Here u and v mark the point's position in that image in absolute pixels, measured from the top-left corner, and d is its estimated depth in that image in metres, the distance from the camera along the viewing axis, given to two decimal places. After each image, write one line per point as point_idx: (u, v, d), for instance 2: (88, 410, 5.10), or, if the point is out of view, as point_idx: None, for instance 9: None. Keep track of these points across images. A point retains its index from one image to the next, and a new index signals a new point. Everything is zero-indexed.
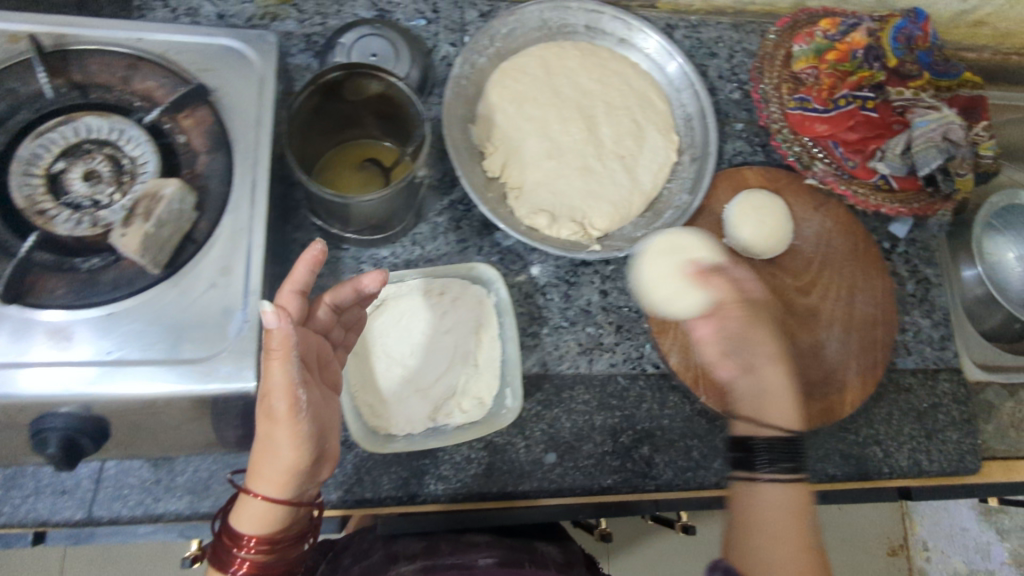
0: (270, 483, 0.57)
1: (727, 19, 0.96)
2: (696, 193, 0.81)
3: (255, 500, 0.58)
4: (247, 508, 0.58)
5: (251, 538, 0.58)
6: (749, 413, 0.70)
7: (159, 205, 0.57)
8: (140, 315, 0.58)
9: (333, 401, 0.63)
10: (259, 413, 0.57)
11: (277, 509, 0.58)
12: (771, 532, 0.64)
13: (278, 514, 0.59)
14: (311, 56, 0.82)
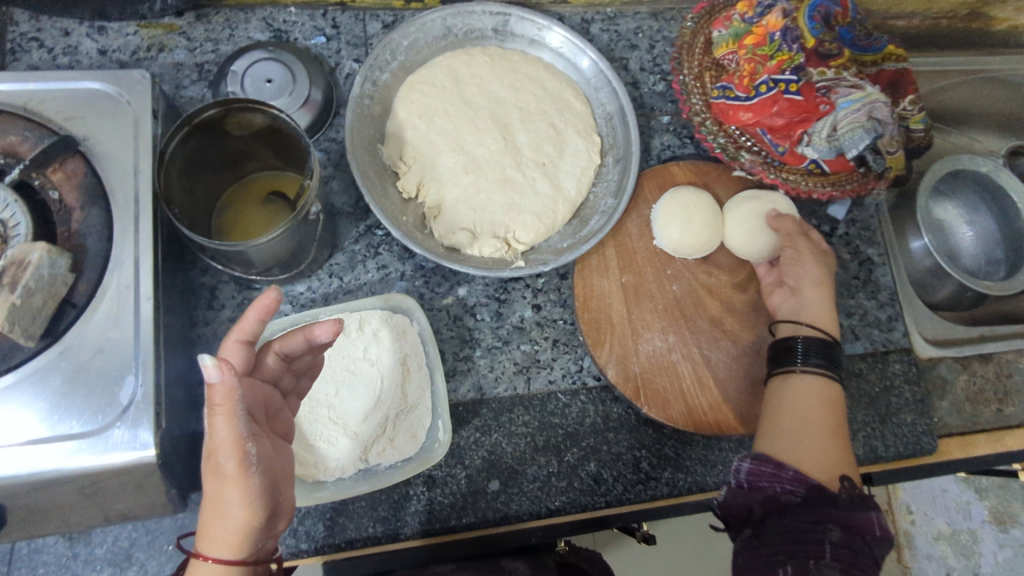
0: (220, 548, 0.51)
1: (645, 8, 0.92)
2: (620, 196, 0.77)
3: (208, 564, 0.52)
4: (200, 572, 0.52)
5: None
6: (660, 407, 0.73)
7: (26, 272, 0.53)
8: (25, 390, 0.55)
9: (287, 451, 0.58)
10: (208, 465, 0.52)
11: (234, 572, 0.53)
12: (813, 423, 0.66)
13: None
14: (205, 87, 0.78)
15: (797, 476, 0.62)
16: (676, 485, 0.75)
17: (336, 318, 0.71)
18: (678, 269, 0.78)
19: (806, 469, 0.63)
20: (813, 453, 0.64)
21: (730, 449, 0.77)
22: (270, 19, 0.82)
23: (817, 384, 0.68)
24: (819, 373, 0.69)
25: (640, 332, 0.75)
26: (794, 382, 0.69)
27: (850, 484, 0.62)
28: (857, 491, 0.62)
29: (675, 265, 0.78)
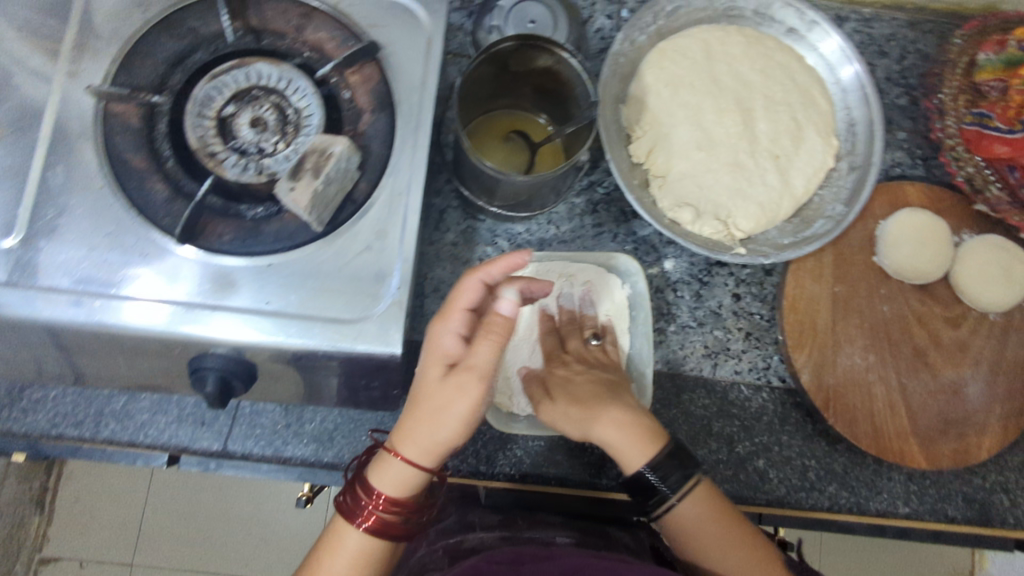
0: (417, 454, 0.54)
1: (905, 15, 0.88)
2: (853, 205, 0.76)
3: (398, 463, 0.55)
4: (390, 468, 0.55)
5: (386, 498, 0.55)
6: (846, 423, 0.73)
7: (328, 162, 0.57)
8: (303, 267, 0.59)
9: None
10: (426, 377, 0.55)
11: (418, 477, 0.55)
12: (713, 540, 0.61)
13: (417, 482, 0.55)
14: (465, 16, 0.80)
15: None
16: (836, 502, 0.76)
17: (555, 266, 0.73)
18: (892, 290, 0.77)
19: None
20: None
21: (897, 480, 0.77)
22: None
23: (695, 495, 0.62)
24: (684, 488, 0.62)
25: (840, 345, 0.75)
26: (680, 515, 0.62)
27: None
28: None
29: (890, 287, 0.77)
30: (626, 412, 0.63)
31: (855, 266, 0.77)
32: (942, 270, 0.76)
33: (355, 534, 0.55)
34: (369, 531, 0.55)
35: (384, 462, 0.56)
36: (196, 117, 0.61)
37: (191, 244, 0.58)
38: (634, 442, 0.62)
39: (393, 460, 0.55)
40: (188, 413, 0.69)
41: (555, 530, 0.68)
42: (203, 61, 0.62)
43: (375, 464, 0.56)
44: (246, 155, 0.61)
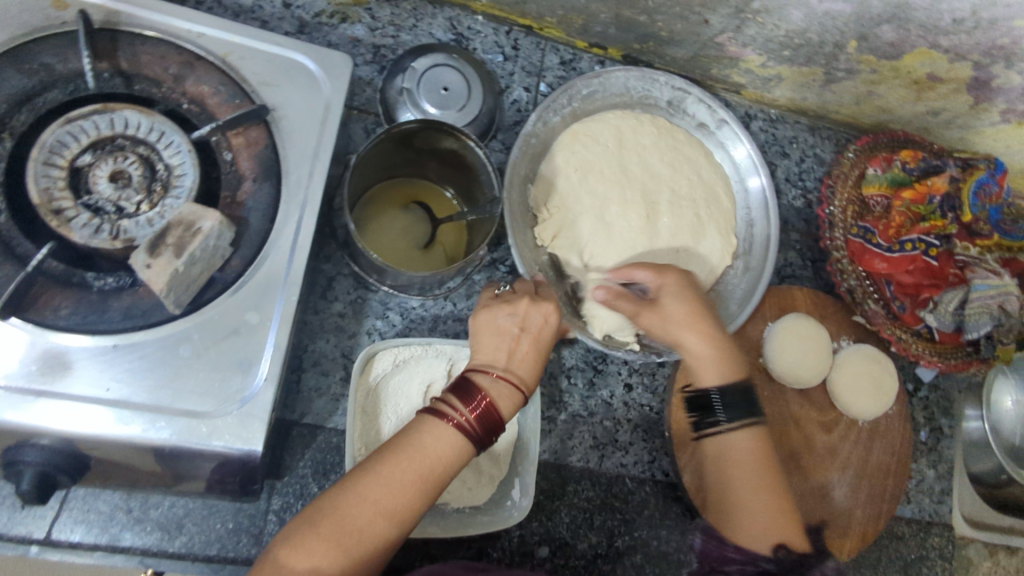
0: (508, 405, 0.56)
1: (806, 120, 0.92)
2: (744, 308, 0.78)
3: (493, 378, 0.56)
4: (490, 380, 0.56)
5: (479, 405, 0.53)
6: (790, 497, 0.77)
7: (194, 240, 0.51)
8: (155, 351, 0.52)
9: None
10: (503, 339, 0.59)
11: (508, 401, 0.56)
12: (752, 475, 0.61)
13: (506, 405, 0.56)
14: (375, 70, 0.76)
15: (739, 547, 0.60)
16: None
17: (446, 349, 0.68)
18: (773, 393, 0.79)
19: (746, 540, 0.60)
20: (750, 513, 0.60)
21: None
22: (455, 21, 0.79)
23: (742, 429, 0.62)
24: (742, 422, 0.62)
25: None
26: (731, 444, 0.63)
27: (787, 551, 0.58)
28: (795, 559, 0.58)
29: (772, 389, 0.79)
30: (716, 333, 0.65)
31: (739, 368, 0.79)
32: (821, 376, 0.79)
33: (443, 428, 0.52)
34: (449, 436, 0.52)
35: (481, 386, 0.55)
36: (43, 164, 0.53)
37: (18, 318, 0.50)
38: (717, 363, 0.64)
39: (497, 387, 0.56)
40: (7, 494, 0.60)
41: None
42: (57, 101, 0.54)
43: (463, 378, 0.56)
44: (101, 214, 0.54)
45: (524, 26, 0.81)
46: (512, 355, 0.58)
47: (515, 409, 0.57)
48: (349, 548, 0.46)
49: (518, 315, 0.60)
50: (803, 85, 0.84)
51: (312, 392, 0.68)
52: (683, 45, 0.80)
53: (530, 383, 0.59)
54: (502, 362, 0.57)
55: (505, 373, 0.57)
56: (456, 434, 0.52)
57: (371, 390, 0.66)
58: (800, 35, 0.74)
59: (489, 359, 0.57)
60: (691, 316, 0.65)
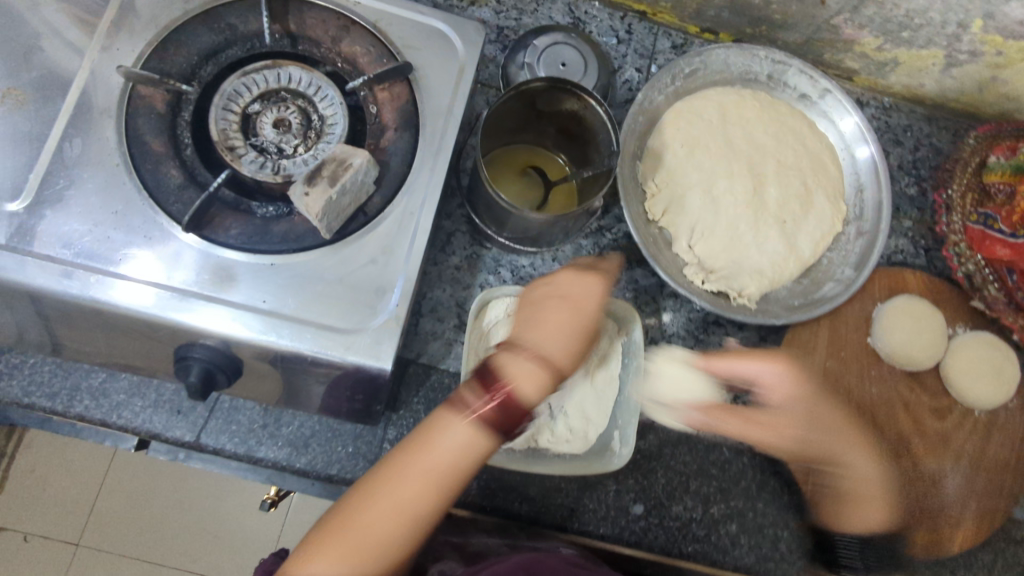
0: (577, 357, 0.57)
1: (921, 109, 0.91)
2: (861, 270, 0.78)
3: (523, 359, 0.52)
4: (517, 359, 0.52)
5: (502, 388, 0.51)
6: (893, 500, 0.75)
7: (346, 173, 0.57)
8: (304, 272, 0.59)
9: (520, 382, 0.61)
10: (546, 323, 0.55)
11: (548, 374, 0.53)
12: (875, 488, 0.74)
13: (544, 381, 0.53)
14: (499, 49, 0.82)
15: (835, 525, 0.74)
16: None
17: None
18: (883, 373, 0.78)
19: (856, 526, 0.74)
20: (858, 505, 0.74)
21: None
22: (573, 7, 0.84)
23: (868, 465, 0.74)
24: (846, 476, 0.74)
25: None
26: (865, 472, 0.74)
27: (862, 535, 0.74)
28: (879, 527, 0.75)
29: (881, 370, 0.78)
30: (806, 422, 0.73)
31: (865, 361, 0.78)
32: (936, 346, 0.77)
33: (526, 367, 0.52)
34: (466, 429, 0.50)
35: (502, 367, 0.51)
36: (222, 109, 0.61)
37: (197, 234, 0.57)
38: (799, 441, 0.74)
39: (574, 329, 0.56)
40: (166, 399, 0.68)
41: (559, 542, 0.69)
42: (235, 57, 0.62)
43: (539, 325, 0.55)
44: (266, 154, 0.62)
45: (638, 13, 0.86)
46: (545, 327, 0.55)
47: (545, 389, 0.53)
48: (368, 558, 0.47)
49: (566, 293, 0.57)
50: (920, 70, 0.84)
51: (428, 335, 0.74)
52: (797, 29, 0.82)
53: (563, 360, 0.54)
54: (531, 341, 0.54)
55: (533, 353, 0.53)
56: (543, 374, 0.52)
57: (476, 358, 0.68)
58: (920, 15, 0.75)
59: (527, 337, 0.54)
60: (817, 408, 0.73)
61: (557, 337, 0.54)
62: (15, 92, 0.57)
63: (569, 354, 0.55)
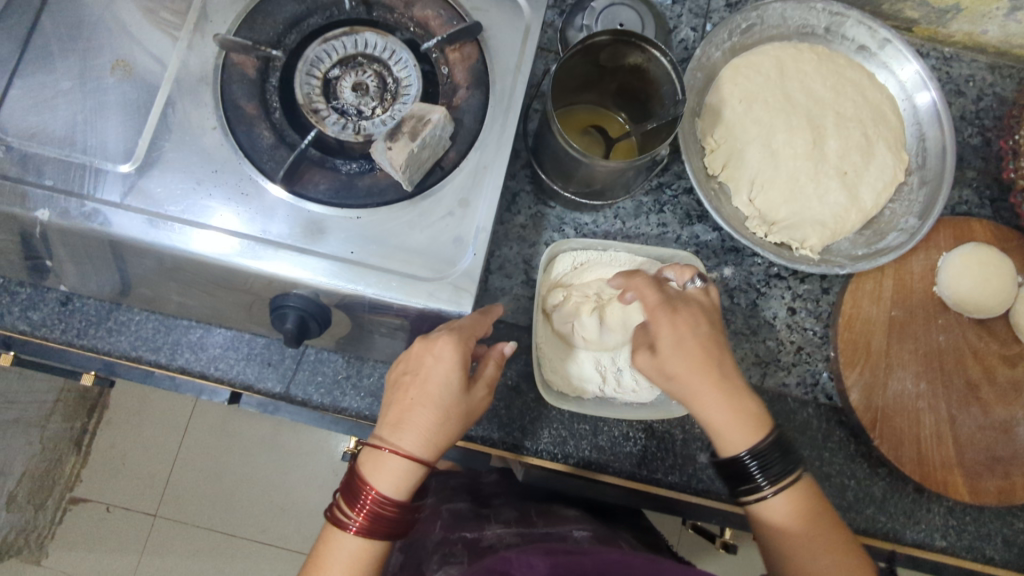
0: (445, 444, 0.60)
1: (985, 58, 0.90)
2: (927, 218, 0.78)
3: (378, 481, 0.57)
4: (386, 463, 0.57)
5: (367, 497, 0.56)
6: (950, 456, 0.74)
7: (426, 128, 0.60)
8: (386, 224, 0.62)
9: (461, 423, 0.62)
10: (412, 385, 0.59)
11: (409, 470, 0.57)
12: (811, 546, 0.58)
13: (412, 474, 0.57)
14: (557, 14, 0.84)
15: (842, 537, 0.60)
16: (873, 525, 0.76)
17: (621, 256, 0.74)
18: (950, 321, 0.78)
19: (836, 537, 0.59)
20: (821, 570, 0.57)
21: (938, 513, 0.77)
22: None
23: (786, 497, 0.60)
24: (785, 482, 0.59)
25: (893, 368, 0.76)
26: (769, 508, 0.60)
27: None
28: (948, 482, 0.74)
29: (948, 317, 0.78)
30: (731, 391, 0.60)
31: (931, 311, 0.78)
32: (1005, 287, 0.75)
33: (396, 466, 0.57)
34: (356, 541, 0.56)
35: (368, 467, 0.57)
36: (305, 75, 0.66)
37: (290, 190, 0.61)
38: (744, 426, 0.60)
39: (447, 428, 0.59)
40: (258, 353, 0.73)
41: (574, 526, 0.73)
42: (315, 26, 0.67)
43: (398, 419, 0.59)
44: (346, 115, 0.66)
45: None
46: (399, 422, 0.59)
47: (411, 482, 0.57)
48: None
49: (417, 370, 0.59)
50: (984, 15, 0.82)
51: (497, 291, 0.77)
52: None
53: (429, 451, 0.58)
54: (388, 436, 0.58)
55: (394, 451, 0.57)
56: (400, 467, 0.57)
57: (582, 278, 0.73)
58: None
59: (384, 436, 0.58)
60: (711, 365, 0.59)
61: (419, 409, 0.58)
62: (123, 64, 0.62)
63: (443, 416, 0.59)
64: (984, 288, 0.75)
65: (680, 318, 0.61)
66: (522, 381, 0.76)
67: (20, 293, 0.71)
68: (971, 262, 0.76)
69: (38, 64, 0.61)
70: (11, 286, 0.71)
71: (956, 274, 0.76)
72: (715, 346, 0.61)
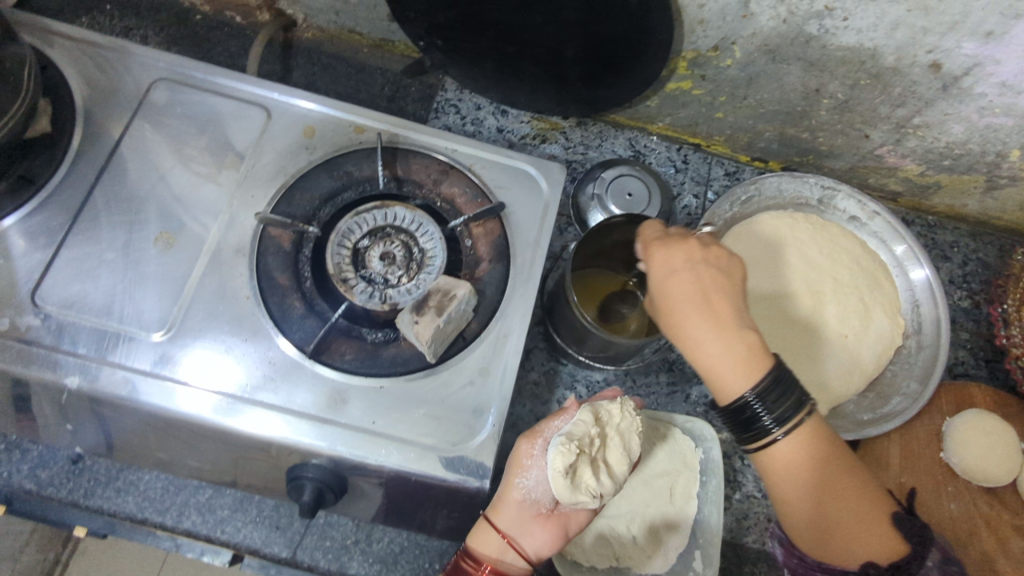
0: (536, 518, 0.61)
1: (966, 226, 0.96)
2: (927, 384, 0.80)
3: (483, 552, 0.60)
4: (490, 538, 0.60)
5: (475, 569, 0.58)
6: None
7: (452, 303, 0.63)
8: (408, 393, 0.63)
9: (572, 518, 0.63)
10: (512, 471, 0.63)
11: (513, 548, 0.60)
12: (807, 482, 0.60)
13: (515, 551, 0.60)
14: (569, 182, 0.90)
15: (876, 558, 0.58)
16: None
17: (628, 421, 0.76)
18: (959, 489, 0.78)
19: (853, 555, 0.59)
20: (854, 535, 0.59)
21: None
22: (633, 141, 0.94)
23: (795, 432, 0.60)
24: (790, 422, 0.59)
25: None
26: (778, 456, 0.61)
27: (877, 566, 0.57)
28: None
29: (957, 484, 0.78)
30: (751, 362, 0.58)
31: (937, 478, 0.79)
32: (1013, 457, 0.76)
33: (498, 539, 0.60)
34: None
35: (478, 541, 0.61)
36: (336, 245, 0.68)
37: (315, 360, 0.63)
38: (744, 371, 0.58)
39: (550, 513, 0.62)
40: (266, 515, 0.72)
41: None
42: (349, 199, 0.71)
43: (501, 499, 0.63)
44: (373, 284, 0.68)
45: (693, 145, 0.95)
46: (502, 498, 0.62)
47: (519, 561, 0.60)
48: None
49: (514, 457, 0.64)
50: (963, 192, 0.90)
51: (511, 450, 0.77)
52: (842, 157, 0.90)
53: (534, 533, 0.61)
54: (494, 512, 0.62)
55: (500, 526, 0.61)
56: (503, 540, 0.60)
57: (611, 437, 0.61)
58: (961, 147, 0.81)
59: (492, 514, 0.62)
60: (697, 294, 0.59)
61: (517, 491, 0.62)
62: (166, 235, 0.66)
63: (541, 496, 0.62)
64: (994, 455, 0.76)
65: (671, 249, 0.62)
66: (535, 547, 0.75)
67: (30, 450, 0.71)
68: (976, 430, 0.77)
69: (86, 234, 0.65)
70: (23, 442, 0.71)
71: (964, 441, 0.77)
72: (691, 280, 0.60)
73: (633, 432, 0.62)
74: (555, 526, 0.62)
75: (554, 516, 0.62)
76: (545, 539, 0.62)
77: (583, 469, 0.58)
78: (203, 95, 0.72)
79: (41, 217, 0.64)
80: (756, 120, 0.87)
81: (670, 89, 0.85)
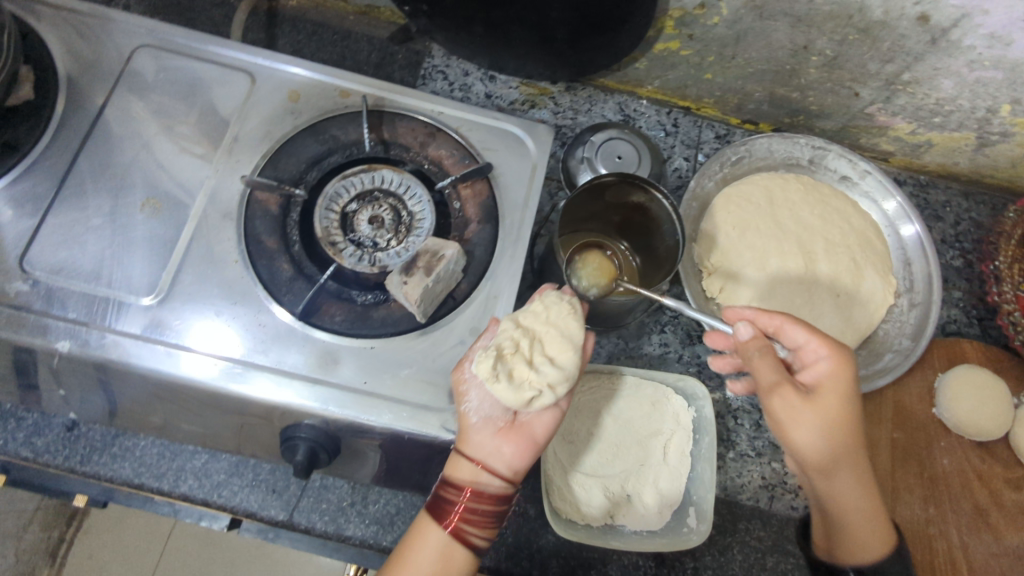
0: (497, 435, 0.60)
1: (958, 185, 0.96)
2: (919, 340, 0.81)
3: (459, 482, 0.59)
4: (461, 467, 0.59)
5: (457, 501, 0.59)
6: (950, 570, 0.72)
7: (440, 263, 0.63)
8: (396, 353, 0.63)
9: (535, 424, 0.62)
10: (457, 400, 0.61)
11: (486, 469, 0.59)
12: None
13: (489, 472, 0.59)
14: (559, 146, 0.90)
15: None
16: None
17: (628, 380, 0.76)
18: (952, 443, 0.78)
19: None
20: None
21: None
22: (623, 105, 0.94)
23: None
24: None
25: (899, 493, 0.76)
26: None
27: None
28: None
29: (949, 440, 0.78)
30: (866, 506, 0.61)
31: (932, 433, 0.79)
32: (1005, 411, 0.76)
33: (468, 468, 0.59)
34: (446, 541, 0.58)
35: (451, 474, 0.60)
36: (324, 209, 0.68)
37: (306, 322, 0.63)
38: (862, 521, 0.61)
39: (511, 426, 0.61)
40: (262, 479, 0.72)
41: None
42: (337, 162, 0.71)
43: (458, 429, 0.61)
44: (362, 247, 0.68)
45: (683, 108, 0.95)
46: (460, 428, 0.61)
47: (498, 479, 0.60)
48: None
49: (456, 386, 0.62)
50: (954, 150, 0.89)
51: None
52: (833, 117, 0.90)
53: (504, 452, 0.61)
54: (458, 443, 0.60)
55: (467, 454, 0.60)
56: (473, 467, 0.59)
57: (542, 332, 0.63)
58: (951, 102, 0.80)
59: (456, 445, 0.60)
60: (850, 435, 0.58)
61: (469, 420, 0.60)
62: (153, 201, 0.66)
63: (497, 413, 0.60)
64: (987, 406, 0.76)
65: (844, 369, 0.59)
66: (528, 507, 0.75)
67: (26, 418, 0.72)
68: (970, 384, 0.77)
69: (73, 201, 0.65)
70: (18, 411, 0.72)
71: (960, 396, 0.76)
72: (848, 414, 0.58)
73: (566, 317, 0.64)
74: (520, 434, 0.62)
75: (515, 425, 0.62)
76: (515, 449, 0.61)
77: (520, 367, 0.59)
78: (187, 62, 0.72)
79: (27, 183, 0.64)
80: (745, 80, 0.86)
81: (657, 50, 0.84)
